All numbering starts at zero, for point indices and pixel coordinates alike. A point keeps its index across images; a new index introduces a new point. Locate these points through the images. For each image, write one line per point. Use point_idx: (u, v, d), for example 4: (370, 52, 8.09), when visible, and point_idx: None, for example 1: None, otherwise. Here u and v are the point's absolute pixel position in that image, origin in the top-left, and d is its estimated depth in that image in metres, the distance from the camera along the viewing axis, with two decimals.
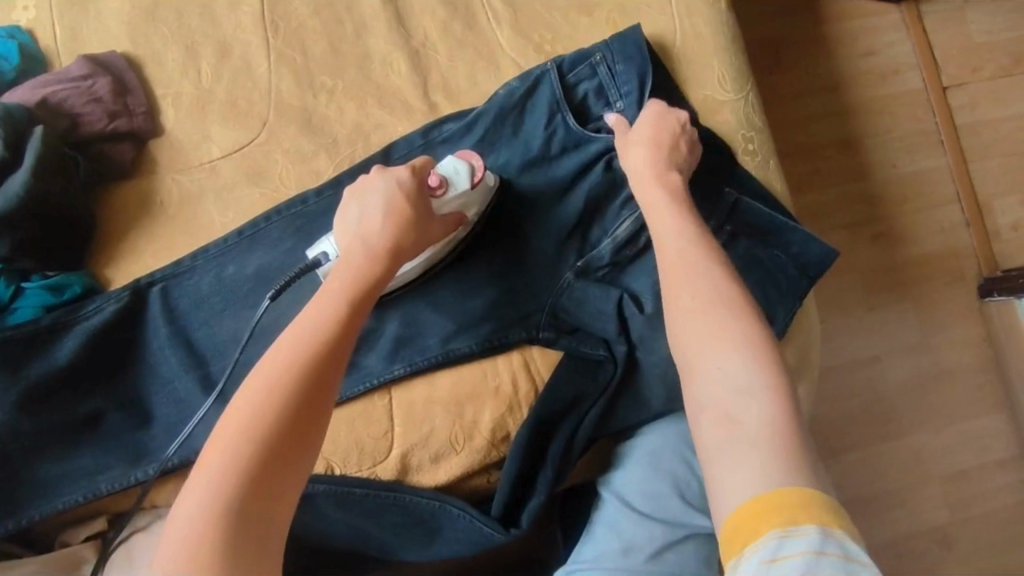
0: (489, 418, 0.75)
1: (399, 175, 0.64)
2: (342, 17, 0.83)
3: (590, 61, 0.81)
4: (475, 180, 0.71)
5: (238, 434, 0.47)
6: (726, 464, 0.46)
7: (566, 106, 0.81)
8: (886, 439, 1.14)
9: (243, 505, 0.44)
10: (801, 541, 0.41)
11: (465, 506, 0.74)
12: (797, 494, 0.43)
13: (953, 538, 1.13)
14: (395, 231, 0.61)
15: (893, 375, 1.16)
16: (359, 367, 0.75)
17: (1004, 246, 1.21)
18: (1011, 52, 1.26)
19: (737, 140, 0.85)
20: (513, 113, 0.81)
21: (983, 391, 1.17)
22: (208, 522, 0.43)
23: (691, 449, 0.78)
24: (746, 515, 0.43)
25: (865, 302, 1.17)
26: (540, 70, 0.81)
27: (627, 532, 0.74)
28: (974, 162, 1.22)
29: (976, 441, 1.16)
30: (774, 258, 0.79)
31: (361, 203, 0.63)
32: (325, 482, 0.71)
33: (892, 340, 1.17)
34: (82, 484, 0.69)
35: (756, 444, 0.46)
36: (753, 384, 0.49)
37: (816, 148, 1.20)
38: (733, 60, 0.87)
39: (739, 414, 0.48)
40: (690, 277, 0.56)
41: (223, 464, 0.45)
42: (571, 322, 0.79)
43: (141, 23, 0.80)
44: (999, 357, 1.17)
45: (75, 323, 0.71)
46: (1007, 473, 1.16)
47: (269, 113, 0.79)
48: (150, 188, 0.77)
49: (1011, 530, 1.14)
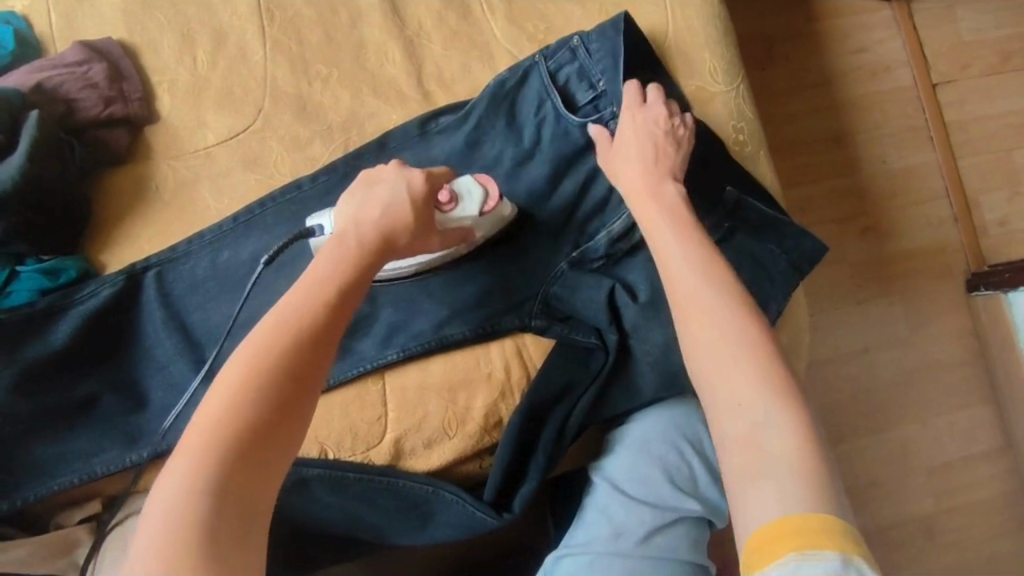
0: (481, 404, 0.77)
1: (411, 176, 0.66)
2: (338, 7, 0.84)
3: (569, 47, 0.82)
4: (486, 207, 0.74)
5: (222, 416, 0.47)
6: (751, 488, 0.46)
7: (554, 91, 0.82)
8: (871, 431, 1.16)
9: (225, 487, 0.45)
10: (819, 565, 0.40)
11: (459, 492, 0.75)
12: (820, 519, 0.42)
13: (936, 528, 1.15)
14: (390, 225, 0.62)
15: (880, 367, 1.18)
16: (354, 352, 0.76)
17: (991, 241, 1.23)
18: (999, 51, 1.28)
19: (728, 132, 0.87)
20: (504, 99, 0.82)
21: (967, 383, 1.20)
22: (190, 503, 0.43)
23: (679, 434, 0.80)
24: (765, 540, 0.43)
25: (852, 295, 1.19)
26: (527, 59, 0.83)
27: (618, 517, 0.75)
28: (960, 158, 1.25)
29: (960, 432, 1.18)
30: (768, 252, 0.81)
31: (366, 192, 0.65)
32: (319, 465, 0.72)
33: (880, 332, 1.19)
34: (77, 467, 0.70)
35: (782, 470, 0.46)
36: (772, 407, 0.49)
37: (803, 142, 1.22)
38: (725, 52, 0.89)
39: (761, 437, 0.48)
40: (705, 298, 0.55)
41: (207, 445, 0.46)
42: (562, 310, 0.80)
43: (137, 11, 0.80)
44: (985, 350, 1.20)
45: (70, 308, 0.72)
46: (990, 464, 1.18)
47: (265, 101, 0.80)
48: (145, 174, 0.78)
49: (993, 520, 1.17)
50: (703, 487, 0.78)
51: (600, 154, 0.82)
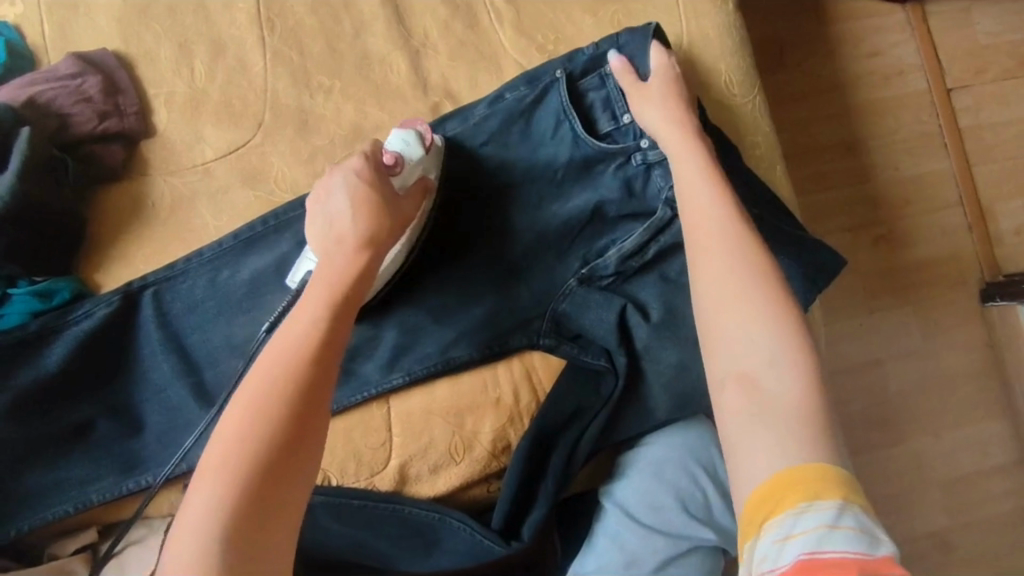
0: (489, 430, 0.72)
1: (353, 165, 0.59)
2: (341, 15, 0.79)
3: (601, 72, 0.76)
4: (427, 146, 0.66)
5: (230, 459, 0.43)
6: (749, 428, 0.45)
7: (575, 117, 0.75)
8: (887, 445, 1.12)
9: (243, 529, 0.41)
10: (813, 517, 0.39)
11: (466, 519, 0.71)
12: (816, 470, 0.41)
13: (951, 543, 1.11)
14: (368, 225, 0.56)
15: (897, 380, 1.14)
16: (357, 376, 0.72)
17: (1003, 251, 1.18)
18: (1016, 55, 1.23)
19: (744, 146, 0.83)
20: (519, 120, 0.76)
21: (986, 396, 1.15)
22: (207, 551, 0.40)
23: (693, 459, 0.75)
24: (762, 498, 0.42)
25: (867, 304, 1.15)
26: (549, 77, 0.75)
27: (631, 544, 0.72)
28: (977, 166, 1.20)
29: (978, 444, 1.14)
30: (783, 268, 0.76)
31: (325, 206, 0.57)
32: (322, 493, 0.69)
33: (895, 343, 1.14)
34: (72, 495, 0.68)
35: (783, 408, 0.45)
36: (780, 354, 0.47)
37: (821, 150, 1.17)
38: (742, 64, 0.84)
39: (762, 384, 0.46)
40: (722, 253, 0.52)
41: (218, 486, 0.42)
42: (572, 328, 0.76)
43: (132, 19, 0.76)
44: (1000, 361, 1.15)
45: (64, 329, 0.68)
46: (1008, 478, 1.14)
47: (265, 114, 0.76)
48: (141, 191, 0.73)
49: (1012, 536, 1.13)
50: (716, 515, 0.75)
51: (620, 181, 0.76)
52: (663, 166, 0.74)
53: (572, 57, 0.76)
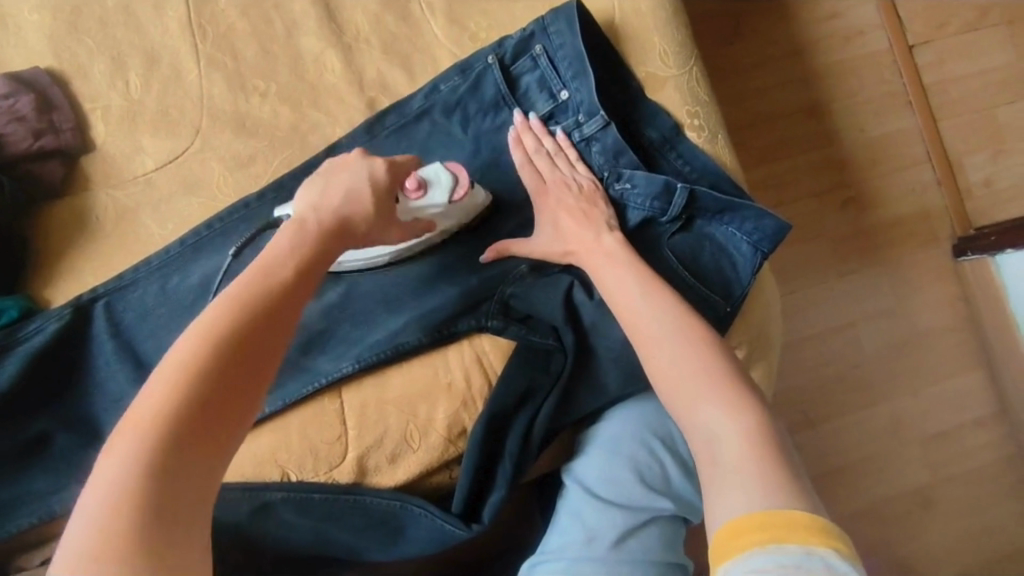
0: (442, 416, 0.71)
1: (375, 164, 0.60)
2: (273, 16, 0.77)
3: (531, 54, 0.77)
4: (456, 196, 0.68)
5: (175, 377, 0.41)
6: (718, 486, 0.48)
7: (510, 103, 0.78)
8: (861, 405, 1.11)
9: (161, 487, 0.38)
10: (779, 556, 0.41)
11: (426, 505, 0.69)
12: (784, 514, 0.43)
13: (933, 499, 1.10)
14: (349, 208, 0.56)
15: (871, 340, 1.12)
16: (309, 369, 0.71)
17: (975, 204, 1.17)
18: (976, 6, 1.21)
19: (682, 117, 0.79)
20: (457, 109, 0.77)
21: (960, 349, 1.15)
22: (116, 505, 0.37)
23: (651, 434, 0.71)
24: (723, 539, 0.44)
25: (841, 266, 1.13)
26: (481, 64, 0.77)
27: (591, 520, 0.67)
28: (942, 119, 1.18)
29: (955, 399, 1.13)
30: (725, 235, 0.75)
31: (335, 180, 0.58)
32: (281, 489, 0.68)
33: (868, 303, 1.13)
34: (33, 507, 0.67)
35: (735, 468, 0.49)
36: (729, 422, 0.52)
37: (778, 117, 1.16)
38: (676, 33, 0.80)
39: (718, 452, 0.51)
40: (667, 332, 0.60)
41: (133, 449, 0.39)
42: (521, 310, 0.74)
43: (64, 36, 0.74)
44: (976, 313, 1.14)
45: (15, 346, 0.67)
46: (986, 429, 1.13)
47: (203, 120, 0.75)
48: (83, 206, 0.73)
49: (993, 487, 1.12)
50: (675, 484, 0.69)
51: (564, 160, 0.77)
52: (601, 140, 0.76)
53: (501, 42, 0.77)
